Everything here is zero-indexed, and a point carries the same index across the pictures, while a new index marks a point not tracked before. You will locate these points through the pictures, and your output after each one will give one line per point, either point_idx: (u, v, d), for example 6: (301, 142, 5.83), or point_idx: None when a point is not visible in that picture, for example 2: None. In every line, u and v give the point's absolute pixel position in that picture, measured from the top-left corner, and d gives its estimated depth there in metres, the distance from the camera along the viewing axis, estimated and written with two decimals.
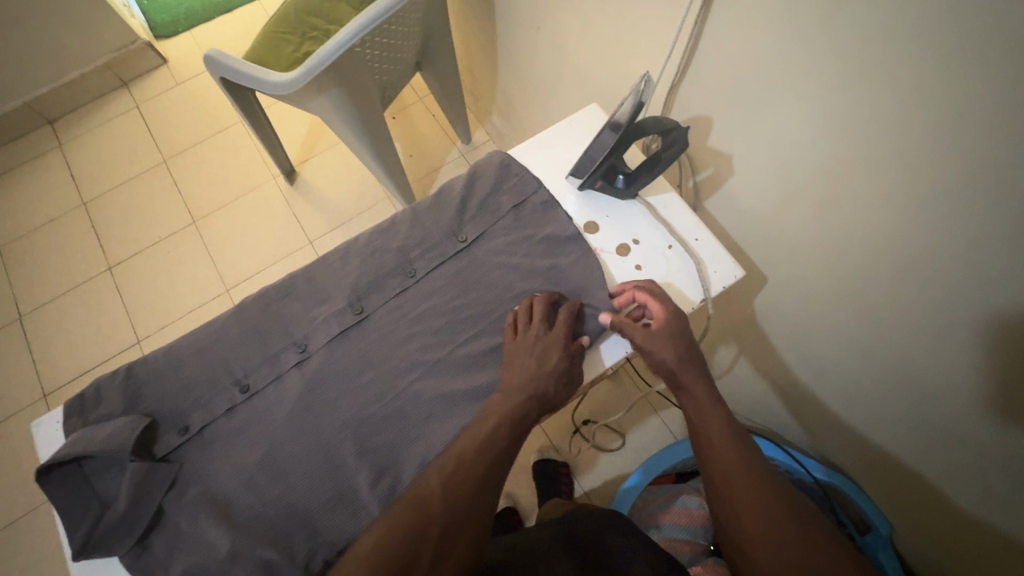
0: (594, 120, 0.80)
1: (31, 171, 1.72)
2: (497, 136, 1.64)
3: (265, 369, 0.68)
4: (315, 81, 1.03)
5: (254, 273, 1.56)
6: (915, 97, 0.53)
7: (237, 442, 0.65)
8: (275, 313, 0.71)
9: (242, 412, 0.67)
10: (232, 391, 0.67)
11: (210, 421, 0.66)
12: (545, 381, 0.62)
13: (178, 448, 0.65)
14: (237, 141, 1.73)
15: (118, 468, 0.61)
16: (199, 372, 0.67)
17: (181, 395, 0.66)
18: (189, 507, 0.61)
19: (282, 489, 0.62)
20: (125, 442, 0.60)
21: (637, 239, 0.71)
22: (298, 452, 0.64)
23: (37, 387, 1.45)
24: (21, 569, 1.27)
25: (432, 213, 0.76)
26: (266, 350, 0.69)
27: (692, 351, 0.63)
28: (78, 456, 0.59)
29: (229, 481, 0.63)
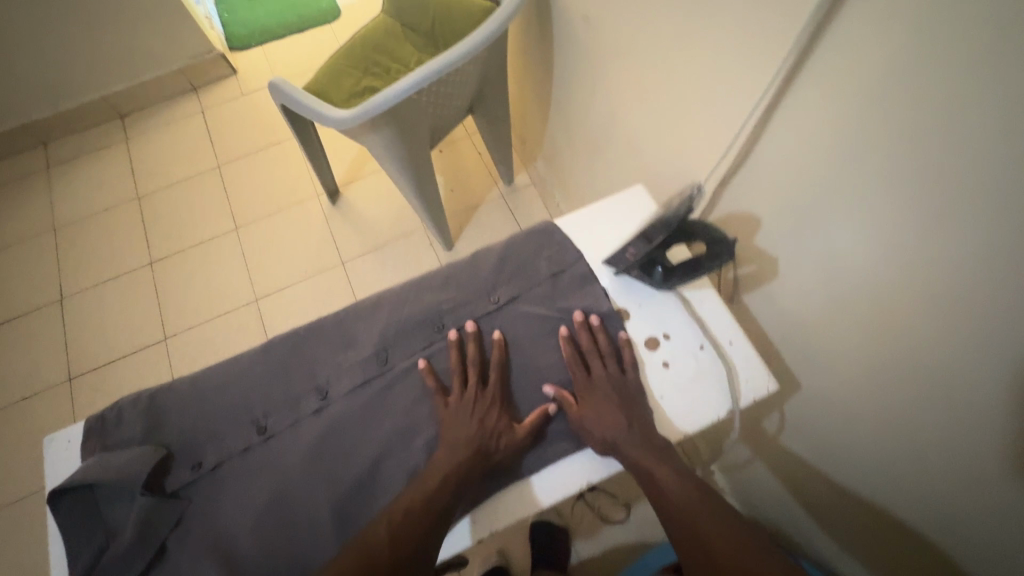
0: (639, 199, 0.78)
1: (96, 160, 1.81)
2: (539, 182, 1.65)
3: (283, 412, 0.68)
4: (369, 120, 1.06)
5: (284, 285, 1.59)
6: (983, 251, 0.49)
7: (247, 483, 0.64)
8: (300, 355, 0.71)
9: (258, 453, 0.66)
10: (249, 431, 0.67)
11: (224, 459, 0.66)
12: (491, 437, 0.62)
13: (189, 483, 0.64)
14: (289, 155, 1.79)
15: (127, 498, 0.61)
16: (221, 407, 0.68)
17: (201, 429, 0.67)
18: (191, 548, 0.61)
19: (287, 539, 0.60)
20: (138, 474, 0.61)
21: (667, 334, 0.68)
22: (305, 502, 0.62)
23: (64, 369, 1.50)
24: (17, 548, 1.30)
25: (469, 272, 0.75)
26: (289, 392, 0.69)
27: (633, 416, 0.62)
28: (90, 483, 0.60)
29: (234, 524, 0.62)
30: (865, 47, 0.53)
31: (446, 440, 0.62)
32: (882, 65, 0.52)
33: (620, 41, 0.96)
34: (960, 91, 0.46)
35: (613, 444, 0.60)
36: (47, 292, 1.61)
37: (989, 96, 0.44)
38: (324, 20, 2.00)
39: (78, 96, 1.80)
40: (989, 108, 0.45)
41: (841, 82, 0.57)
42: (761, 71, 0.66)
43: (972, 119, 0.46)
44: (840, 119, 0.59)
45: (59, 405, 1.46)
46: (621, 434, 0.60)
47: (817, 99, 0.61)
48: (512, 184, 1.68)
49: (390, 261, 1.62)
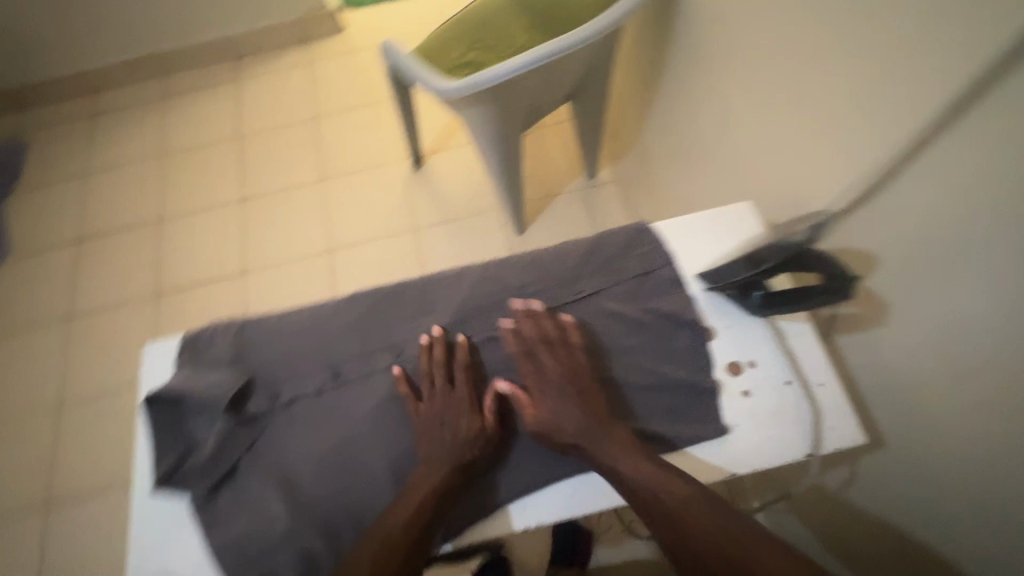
0: (744, 218, 0.73)
1: (207, 96, 1.93)
2: (623, 181, 1.60)
3: (359, 362, 0.69)
4: (473, 94, 1.07)
5: (357, 242, 1.65)
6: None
7: (316, 423, 0.66)
8: (380, 311, 0.72)
9: (330, 397, 0.68)
10: (324, 375, 0.68)
11: (298, 396, 0.68)
12: (467, 447, 0.61)
13: (264, 413, 0.67)
14: (380, 116, 1.83)
15: (211, 414, 0.65)
16: (301, 347, 0.70)
17: (281, 364, 0.69)
18: (262, 473, 0.64)
19: (346, 486, 0.63)
20: (222, 395, 0.65)
21: (752, 362, 0.65)
22: (369, 453, 0.64)
23: (153, 284, 1.63)
24: (95, 436, 1.45)
25: (556, 258, 0.72)
26: (365, 345, 0.70)
27: (595, 413, 0.61)
28: (181, 394, 0.65)
29: (299, 460, 0.65)
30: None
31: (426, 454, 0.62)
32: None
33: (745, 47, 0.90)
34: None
35: (580, 445, 0.60)
36: (147, 212, 1.75)
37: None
38: None
39: (202, 34, 1.91)
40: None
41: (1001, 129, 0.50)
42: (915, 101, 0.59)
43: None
44: (990, 170, 0.52)
45: (145, 316, 1.59)
46: (585, 434, 0.60)
47: (965, 143, 0.54)
48: (594, 178, 1.64)
49: (459, 236, 1.64)
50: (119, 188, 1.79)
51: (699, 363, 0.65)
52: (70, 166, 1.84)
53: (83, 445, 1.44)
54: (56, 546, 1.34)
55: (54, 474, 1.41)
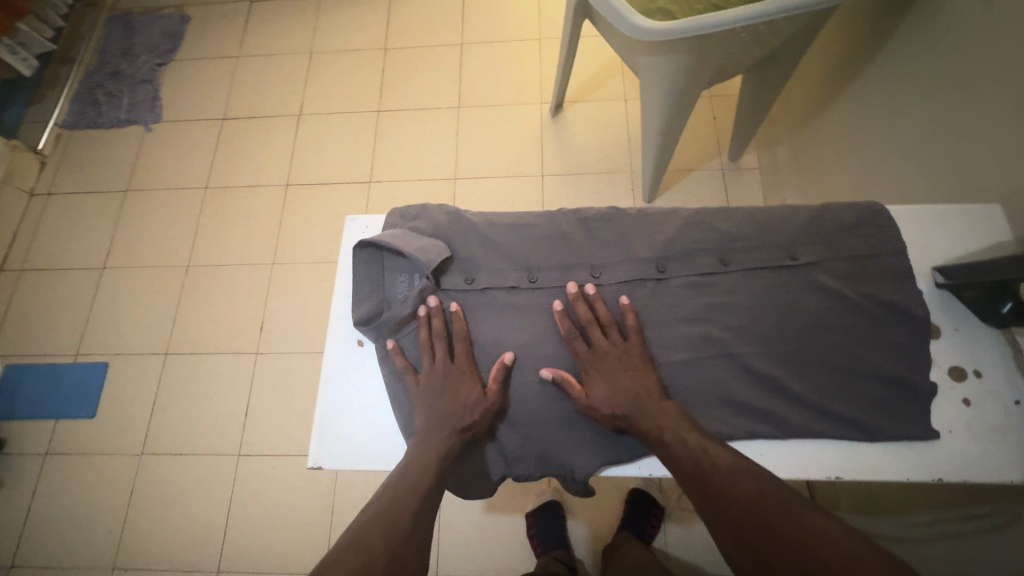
0: (996, 219, 0.66)
1: (360, 3, 1.95)
2: (769, 169, 1.52)
3: (556, 272, 0.69)
4: (673, 40, 1.01)
5: (483, 175, 1.65)
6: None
7: (507, 319, 0.69)
8: (581, 229, 0.71)
9: (523, 298, 0.69)
10: (520, 275, 0.70)
11: (493, 288, 0.69)
12: (474, 411, 0.61)
13: (458, 291, 0.70)
14: (526, 55, 1.79)
15: (411, 276, 0.69)
16: (501, 243, 0.71)
17: (481, 254, 0.71)
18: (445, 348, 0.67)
19: (526, 383, 0.66)
20: (429, 259, 0.67)
21: (979, 372, 0.60)
22: (550, 360, 0.66)
23: (283, 175, 1.70)
24: (215, 303, 1.55)
25: (774, 218, 0.68)
26: (564, 258, 0.70)
27: (641, 389, 0.61)
28: (393, 248, 0.68)
29: (485, 346, 0.68)
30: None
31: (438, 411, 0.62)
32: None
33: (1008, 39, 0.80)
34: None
35: (623, 415, 0.59)
36: (289, 105, 1.80)
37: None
38: None
39: None
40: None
41: None
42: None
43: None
44: None
45: (272, 203, 1.66)
46: (628, 406, 0.60)
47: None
48: (737, 160, 1.56)
49: (584, 191, 1.60)
50: (265, 77, 1.85)
51: (918, 361, 0.60)
52: (225, 46, 1.91)
53: (203, 308, 1.54)
54: (168, 392, 1.46)
55: (175, 329, 1.52)
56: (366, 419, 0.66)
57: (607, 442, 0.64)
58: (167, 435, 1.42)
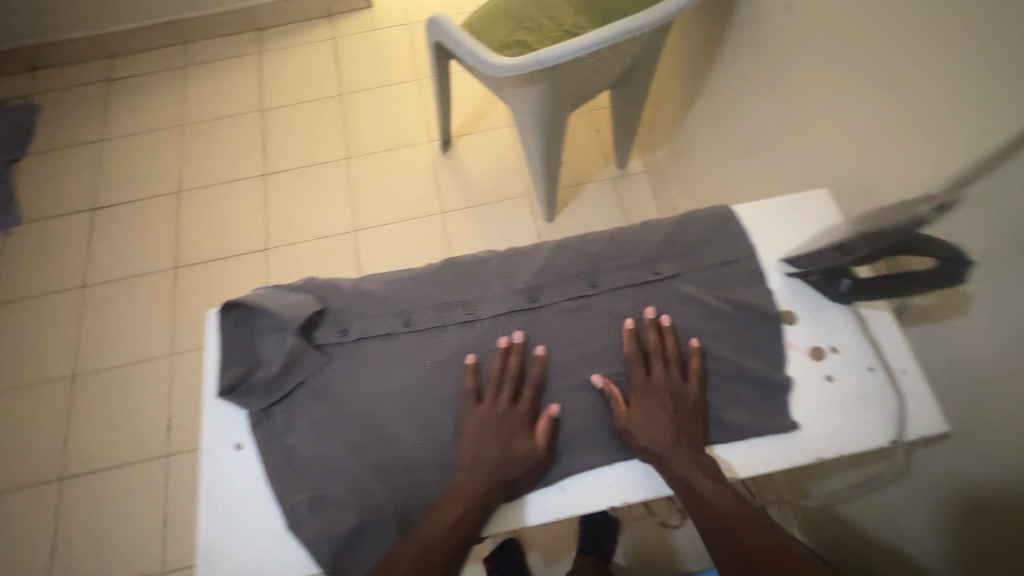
0: (825, 207, 0.72)
1: (229, 67, 1.89)
2: (653, 172, 1.60)
3: (431, 314, 0.67)
4: (528, 73, 1.05)
5: (385, 222, 1.62)
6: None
7: (385, 367, 0.65)
8: (455, 270, 0.70)
9: (399, 343, 0.66)
10: (395, 320, 0.67)
11: (367, 336, 0.66)
12: (512, 466, 0.58)
13: (332, 344, 0.66)
14: (408, 96, 1.80)
15: (282, 334, 0.65)
16: (374, 293, 0.68)
17: (354, 305, 0.67)
18: (322, 404, 0.63)
19: (407, 428, 0.62)
20: (298, 315, 0.64)
21: (835, 348, 0.64)
22: (431, 407, 0.63)
23: (172, 257, 1.59)
24: (112, 409, 1.41)
25: (636, 237, 0.71)
26: (439, 298, 0.68)
27: (682, 432, 0.59)
28: (260, 307, 0.65)
29: (365, 397, 0.64)
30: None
31: (467, 457, 0.59)
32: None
33: (810, 34, 0.88)
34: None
35: (655, 453, 0.58)
36: (167, 182, 1.70)
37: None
38: None
39: (225, 3, 1.87)
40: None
41: None
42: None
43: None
44: None
45: (162, 289, 1.55)
46: (664, 446, 0.58)
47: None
48: (624, 168, 1.63)
49: (488, 221, 1.62)
50: (136, 158, 1.74)
51: (774, 356, 0.65)
52: (85, 131, 1.79)
53: (99, 418, 1.40)
54: (73, 519, 1.31)
55: (69, 448, 1.38)
56: (242, 497, 0.60)
57: None
58: (78, 568, 1.26)
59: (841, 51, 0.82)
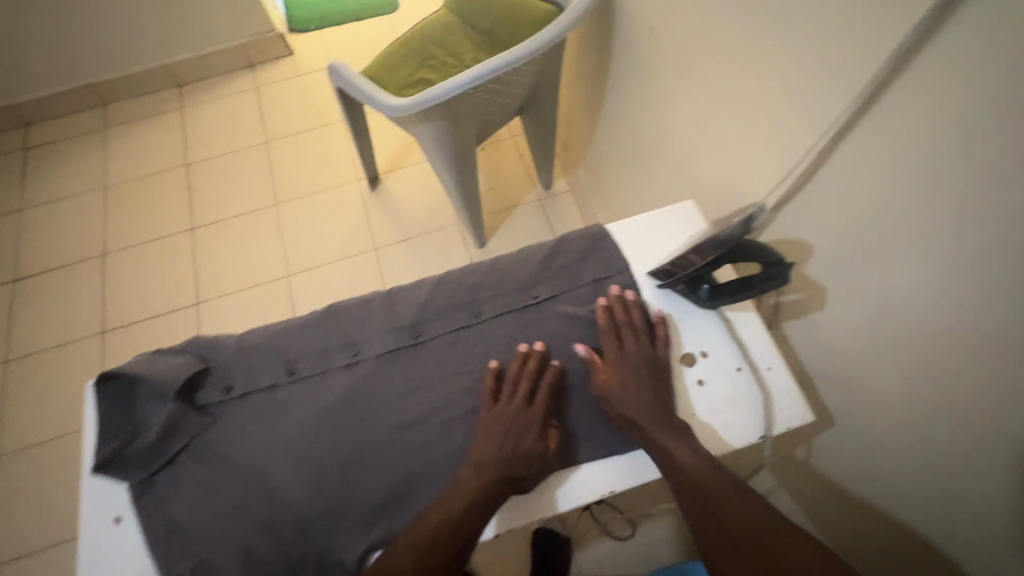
0: (692, 218, 0.77)
1: (150, 124, 1.88)
2: (577, 190, 1.64)
3: (315, 360, 0.68)
4: (424, 110, 1.08)
5: (318, 265, 1.62)
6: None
7: (270, 419, 0.65)
8: (338, 314, 0.71)
9: (284, 393, 0.66)
10: (279, 370, 0.67)
11: (251, 391, 0.66)
12: (524, 464, 0.59)
13: (216, 403, 0.66)
14: (333, 138, 1.82)
15: (162, 400, 0.64)
16: (256, 347, 0.68)
17: (236, 360, 0.67)
18: (205, 466, 0.63)
19: (292, 479, 0.62)
20: (176, 379, 0.64)
21: (705, 352, 0.68)
22: (317, 456, 0.63)
23: (99, 321, 1.55)
24: (40, 488, 1.35)
25: (514, 264, 0.73)
26: (322, 344, 0.69)
27: (657, 398, 0.62)
28: (136, 376, 0.64)
29: (249, 453, 0.63)
30: (960, 66, 0.49)
31: (471, 459, 0.60)
32: (977, 75, 0.48)
33: (673, 55, 0.94)
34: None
35: (634, 420, 0.61)
36: (91, 246, 1.67)
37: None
38: (382, 10, 2.05)
39: (143, 62, 1.87)
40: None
41: (921, 101, 0.54)
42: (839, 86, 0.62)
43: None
44: (908, 150, 0.56)
45: (90, 356, 1.51)
46: (643, 413, 0.61)
47: (893, 115, 0.57)
48: (550, 188, 1.68)
49: (421, 253, 1.63)
50: (56, 224, 1.71)
51: None
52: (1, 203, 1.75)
53: (26, 499, 1.34)
54: None
55: None
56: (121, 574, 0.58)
57: (378, 516, 0.61)
58: None
59: (699, 69, 0.88)
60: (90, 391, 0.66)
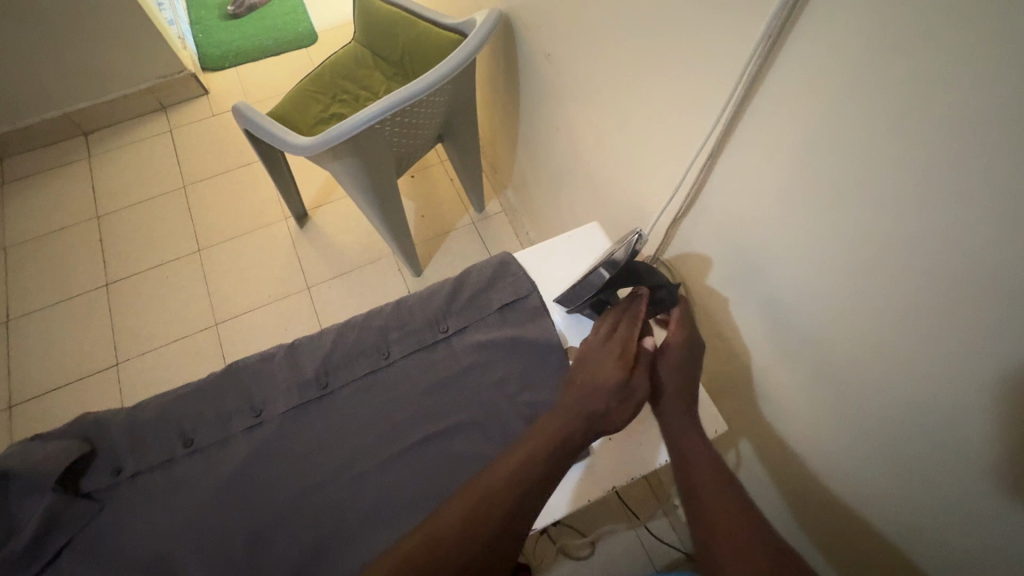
0: (594, 239, 0.79)
1: (54, 178, 1.76)
2: (509, 210, 1.65)
3: (213, 429, 0.64)
4: (334, 148, 1.06)
5: (247, 310, 1.55)
6: (937, 305, 0.47)
7: (166, 499, 0.60)
8: (238, 375, 0.67)
9: (181, 468, 0.62)
10: (174, 443, 0.63)
11: (144, 469, 0.62)
12: (602, 397, 0.57)
13: (107, 487, 0.61)
14: (256, 177, 1.77)
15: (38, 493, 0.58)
16: (148, 421, 0.63)
17: (125, 438, 0.62)
18: (90, 563, 0.57)
19: (189, 561, 0.57)
20: (52, 469, 0.58)
21: None
22: (216, 533, 0.58)
23: (5, 395, 1.42)
24: None
25: (422, 301, 0.72)
26: (220, 408, 0.65)
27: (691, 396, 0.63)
28: (6, 471, 0.58)
29: (142, 539, 0.58)
30: (798, 89, 0.52)
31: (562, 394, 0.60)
32: (820, 96, 0.50)
33: (572, 76, 0.96)
34: (902, 125, 0.43)
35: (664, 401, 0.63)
36: None
37: (936, 131, 0.41)
38: (300, 44, 2.02)
39: (40, 112, 1.76)
40: (923, 148, 0.43)
41: (775, 120, 0.56)
42: (711, 106, 0.65)
43: (913, 167, 0.44)
44: (775, 161, 0.58)
45: None
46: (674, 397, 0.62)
47: (756, 131, 0.59)
48: (483, 211, 1.68)
49: (356, 287, 1.59)
50: None
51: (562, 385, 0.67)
52: None
53: None
54: None
55: None
56: None
57: None
58: None
59: (595, 90, 0.90)
60: None
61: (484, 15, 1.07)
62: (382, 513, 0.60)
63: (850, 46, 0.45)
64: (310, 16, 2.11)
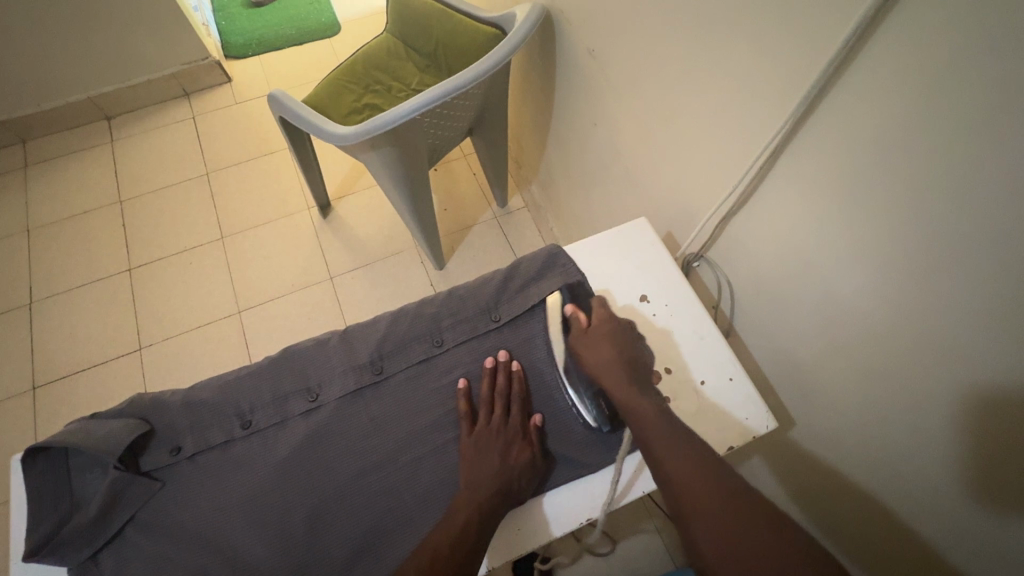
0: (645, 234, 0.79)
1: (77, 160, 1.77)
2: (533, 206, 1.65)
3: (271, 410, 0.65)
4: (371, 138, 1.06)
5: (270, 298, 1.56)
6: (1011, 297, 0.47)
7: (225, 478, 0.61)
8: (293, 358, 0.67)
9: (239, 449, 0.62)
10: (232, 424, 0.63)
11: (203, 449, 0.62)
12: (508, 470, 0.59)
13: (165, 466, 0.62)
14: (280, 165, 1.77)
15: (102, 469, 0.59)
16: (207, 401, 0.64)
17: (184, 416, 0.63)
18: (152, 539, 0.58)
19: (248, 539, 0.58)
20: (116, 446, 0.58)
21: (669, 368, 0.70)
22: (274, 514, 0.59)
23: (28, 377, 1.43)
24: None
25: (474, 289, 0.73)
26: (277, 390, 0.65)
27: (628, 366, 0.63)
28: (69, 447, 0.58)
29: (202, 517, 0.59)
30: (874, 88, 0.52)
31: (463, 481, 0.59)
32: (898, 94, 0.50)
33: (613, 73, 0.97)
34: (992, 124, 0.44)
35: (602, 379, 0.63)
36: (14, 295, 1.54)
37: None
38: (323, 34, 2.02)
39: (65, 95, 1.76)
40: (1011, 151, 0.43)
41: (844, 120, 0.57)
42: (768, 106, 0.65)
43: (996, 164, 0.45)
44: (839, 160, 0.59)
45: (20, 415, 1.38)
46: (605, 368, 0.63)
47: (822, 131, 0.59)
48: (506, 206, 1.68)
49: (379, 278, 1.59)
50: None
51: None
52: None
53: None
54: None
55: None
56: None
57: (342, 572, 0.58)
58: None
59: (639, 87, 0.91)
60: (18, 468, 0.59)
61: (525, 11, 1.07)
62: (441, 498, 0.61)
63: (939, 48, 0.46)
64: (333, 7, 2.10)
